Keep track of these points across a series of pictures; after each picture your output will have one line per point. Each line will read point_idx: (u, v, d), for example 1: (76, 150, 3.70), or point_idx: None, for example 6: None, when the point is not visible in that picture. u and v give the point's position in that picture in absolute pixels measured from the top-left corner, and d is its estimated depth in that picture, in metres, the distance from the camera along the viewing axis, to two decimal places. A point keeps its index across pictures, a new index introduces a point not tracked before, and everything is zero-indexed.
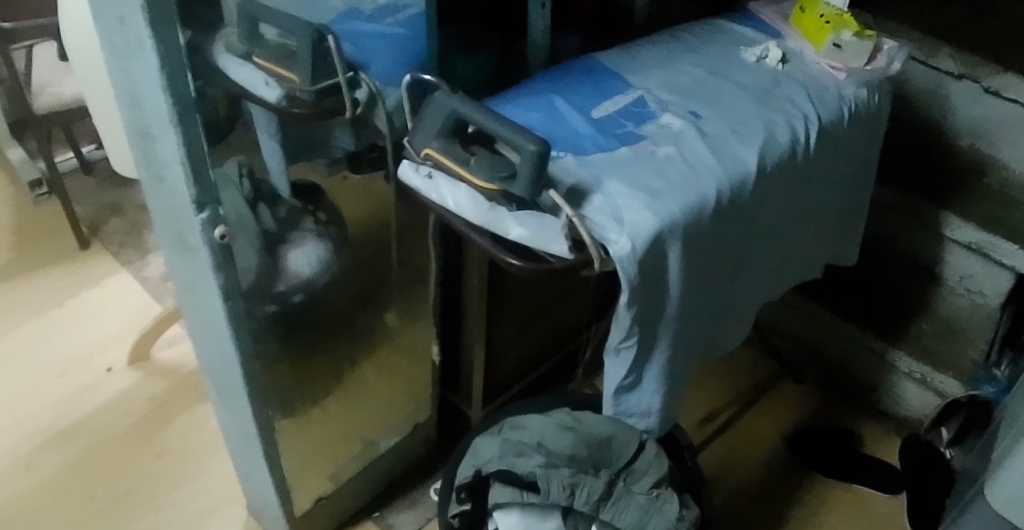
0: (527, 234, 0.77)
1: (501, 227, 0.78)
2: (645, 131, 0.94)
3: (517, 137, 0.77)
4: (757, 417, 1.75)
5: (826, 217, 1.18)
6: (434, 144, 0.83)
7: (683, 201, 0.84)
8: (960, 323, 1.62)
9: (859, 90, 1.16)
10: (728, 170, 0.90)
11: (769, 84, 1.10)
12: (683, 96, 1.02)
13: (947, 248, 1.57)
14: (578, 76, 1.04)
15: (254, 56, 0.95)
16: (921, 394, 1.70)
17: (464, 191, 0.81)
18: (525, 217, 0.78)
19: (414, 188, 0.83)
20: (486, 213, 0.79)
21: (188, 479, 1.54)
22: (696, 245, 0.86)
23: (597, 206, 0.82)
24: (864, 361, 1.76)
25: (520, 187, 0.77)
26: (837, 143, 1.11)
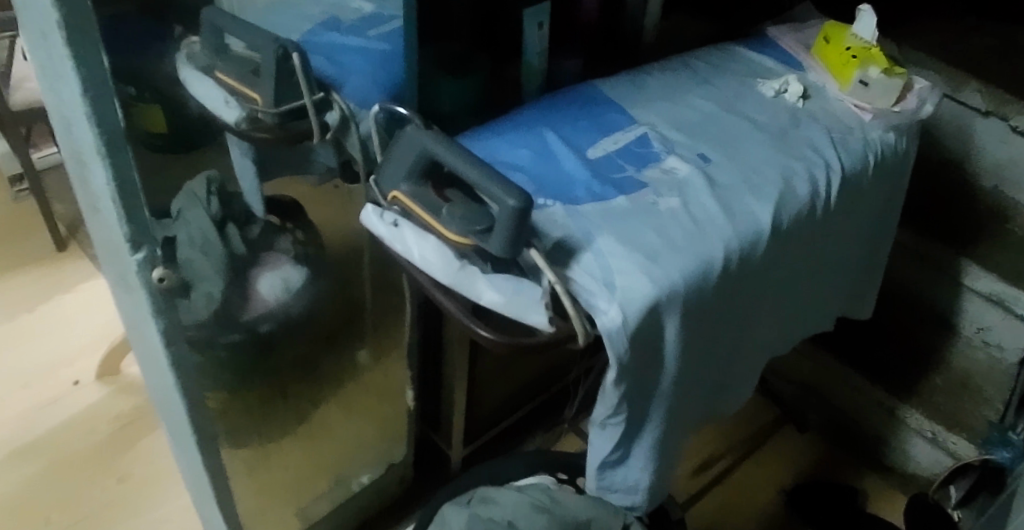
0: (501, 301, 0.66)
1: (472, 291, 0.68)
2: (646, 176, 0.83)
3: (496, 188, 0.67)
4: (755, 468, 1.65)
5: (845, 270, 1.07)
6: (403, 186, 0.72)
7: (685, 265, 0.74)
8: (976, 380, 1.51)
9: (885, 134, 1.05)
10: (739, 228, 0.79)
11: (789, 124, 0.99)
12: (692, 136, 0.91)
13: (966, 298, 1.46)
14: (575, 107, 0.93)
15: (215, 71, 0.87)
16: (931, 454, 1.58)
17: (433, 245, 0.70)
18: (500, 280, 0.67)
19: (377, 235, 0.72)
20: (455, 273, 0.68)
21: (152, 508, 1.40)
22: (698, 315, 0.76)
23: (585, 268, 0.71)
24: (872, 414, 1.65)
25: (497, 245, 0.66)
26: (860, 193, 1.00)
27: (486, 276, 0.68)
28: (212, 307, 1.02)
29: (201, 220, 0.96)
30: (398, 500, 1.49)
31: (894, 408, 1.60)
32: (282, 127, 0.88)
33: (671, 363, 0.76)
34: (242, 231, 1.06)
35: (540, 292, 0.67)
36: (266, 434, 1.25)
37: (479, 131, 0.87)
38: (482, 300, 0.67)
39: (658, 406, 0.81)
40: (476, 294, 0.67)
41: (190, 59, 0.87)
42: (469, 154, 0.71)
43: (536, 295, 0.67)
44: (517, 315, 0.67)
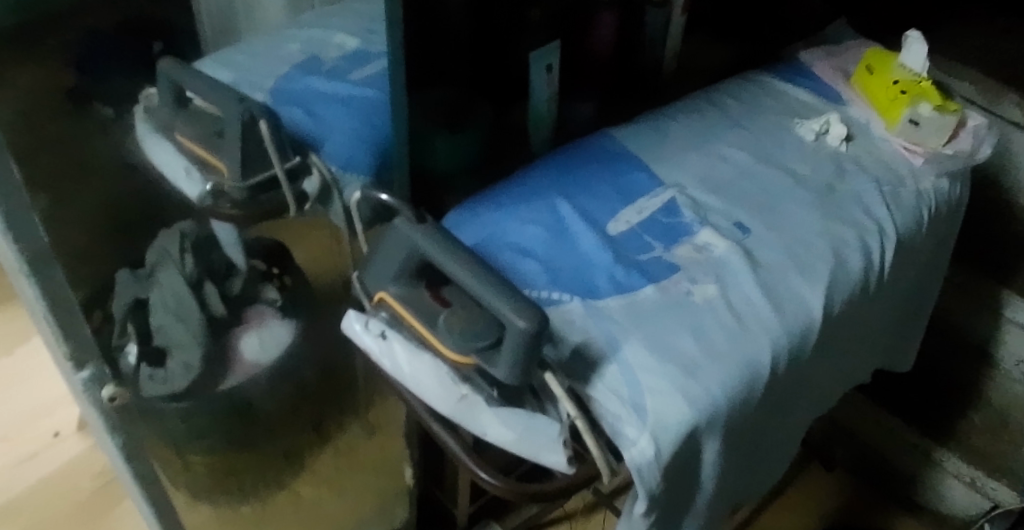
0: (511, 439, 0.55)
1: (475, 424, 0.56)
2: (676, 256, 0.72)
3: (504, 303, 0.55)
4: (782, 512, 1.41)
5: (893, 328, 0.95)
6: (391, 289, 0.61)
7: (728, 376, 0.63)
8: (1017, 416, 1.27)
9: (939, 181, 0.93)
10: (788, 321, 0.68)
11: (833, 175, 0.87)
12: (726, 198, 0.80)
13: (1006, 327, 1.22)
14: (591, 165, 0.81)
15: (176, 131, 0.76)
16: (969, 496, 1.35)
17: (427, 364, 0.58)
18: (509, 412, 0.56)
19: (363, 347, 0.61)
20: (456, 405, 0.57)
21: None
22: (741, 431, 0.65)
23: (606, 385, 0.60)
24: (902, 454, 1.41)
25: (502, 371, 0.55)
26: (913, 254, 0.88)
27: (492, 406, 0.56)
28: (191, 376, 0.91)
29: (175, 282, 0.84)
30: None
31: (929, 450, 1.36)
32: (248, 202, 0.79)
33: (706, 486, 0.65)
34: (221, 287, 0.91)
35: (558, 430, 0.55)
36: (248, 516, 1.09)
37: (478, 200, 0.76)
38: (486, 436, 0.56)
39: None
40: (480, 430, 0.56)
41: (148, 114, 0.78)
42: (470, 253, 0.59)
43: (553, 433, 0.55)
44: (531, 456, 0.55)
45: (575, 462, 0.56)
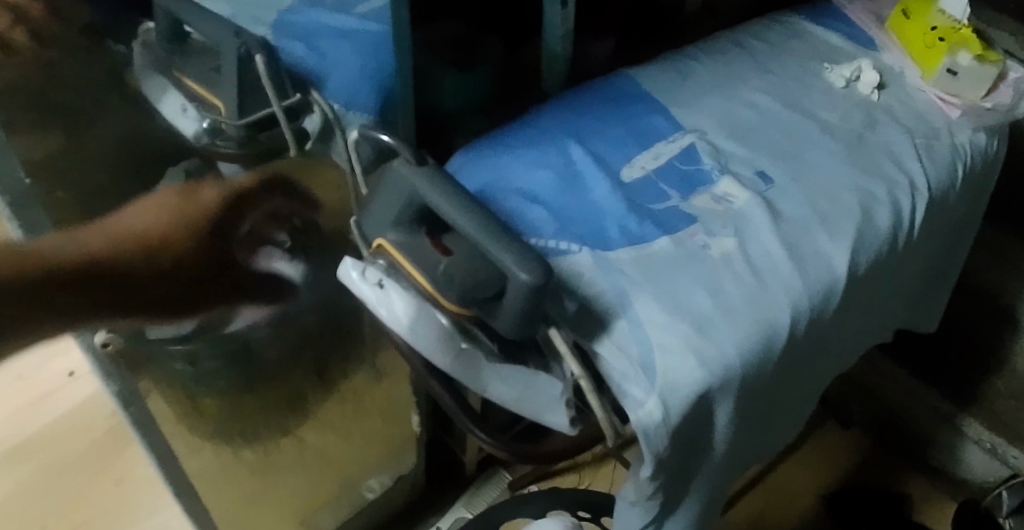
0: (512, 398, 0.53)
1: (475, 381, 0.54)
2: (694, 206, 0.68)
3: (509, 255, 0.51)
4: (796, 470, 1.39)
5: (918, 284, 0.91)
6: (387, 235, 0.57)
7: (744, 336, 0.59)
8: None
9: (974, 135, 0.88)
10: (809, 280, 0.65)
11: (863, 125, 0.82)
12: (748, 147, 0.75)
13: None
14: (606, 107, 0.76)
15: (178, 73, 0.67)
16: (986, 462, 1.31)
17: (425, 315, 0.55)
18: (510, 369, 0.54)
19: (360, 296, 0.57)
20: (454, 361, 0.54)
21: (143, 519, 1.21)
22: (754, 394, 0.62)
23: (613, 342, 0.57)
24: (919, 416, 1.37)
25: (505, 327, 0.53)
26: (943, 212, 0.84)
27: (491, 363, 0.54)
28: None
29: None
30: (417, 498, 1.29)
31: (955, 419, 1.32)
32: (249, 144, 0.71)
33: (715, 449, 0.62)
34: None
35: (561, 389, 0.53)
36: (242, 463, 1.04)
37: (485, 143, 0.72)
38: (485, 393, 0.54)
39: (700, 497, 0.66)
40: (479, 387, 0.54)
41: None
42: (473, 200, 0.55)
43: (555, 393, 0.53)
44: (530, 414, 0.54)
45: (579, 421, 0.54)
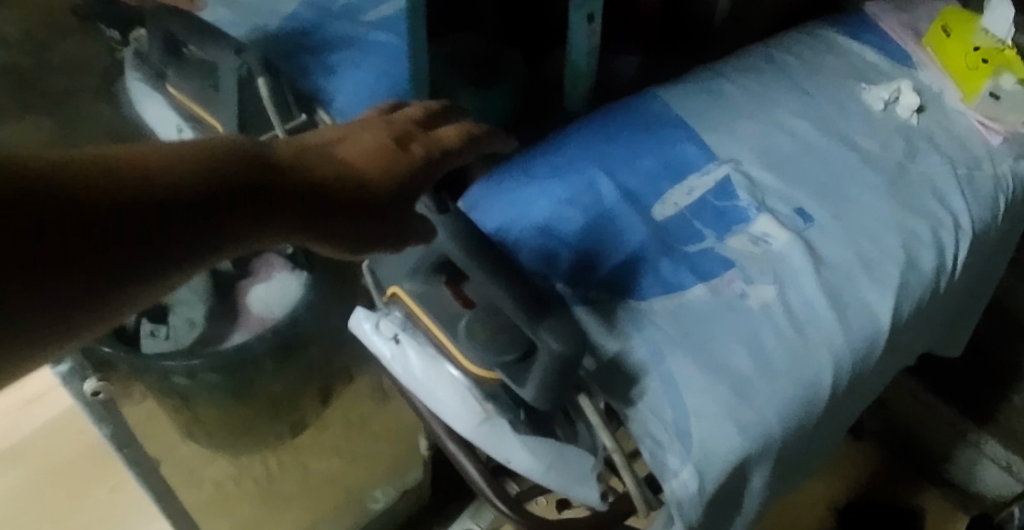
0: (539, 471, 0.49)
1: (498, 451, 0.50)
2: (730, 248, 0.64)
3: (537, 321, 0.47)
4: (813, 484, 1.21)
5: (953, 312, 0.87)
6: (404, 285, 0.53)
7: (785, 398, 0.56)
8: None
9: (1017, 163, 0.83)
10: (853, 332, 0.61)
11: (902, 154, 0.77)
12: (787, 178, 0.70)
13: None
14: (636, 131, 0.71)
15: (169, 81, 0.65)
16: (1001, 477, 1.15)
17: (446, 378, 0.51)
18: (540, 442, 0.50)
19: (373, 348, 0.54)
20: (479, 430, 0.50)
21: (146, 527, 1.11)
22: (791, 456, 0.59)
23: (647, 402, 0.54)
24: (936, 427, 1.19)
25: (532, 395, 0.48)
26: (984, 246, 0.80)
27: (517, 435, 0.50)
28: (196, 333, 0.78)
29: None
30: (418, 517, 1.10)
31: (965, 432, 1.16)
32: None
33: (748, 515, 0.58)
34: None
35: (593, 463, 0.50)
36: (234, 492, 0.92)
37: (507, 171, 0.67)
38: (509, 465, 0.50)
39: None
40: (503, 458, 0.50)
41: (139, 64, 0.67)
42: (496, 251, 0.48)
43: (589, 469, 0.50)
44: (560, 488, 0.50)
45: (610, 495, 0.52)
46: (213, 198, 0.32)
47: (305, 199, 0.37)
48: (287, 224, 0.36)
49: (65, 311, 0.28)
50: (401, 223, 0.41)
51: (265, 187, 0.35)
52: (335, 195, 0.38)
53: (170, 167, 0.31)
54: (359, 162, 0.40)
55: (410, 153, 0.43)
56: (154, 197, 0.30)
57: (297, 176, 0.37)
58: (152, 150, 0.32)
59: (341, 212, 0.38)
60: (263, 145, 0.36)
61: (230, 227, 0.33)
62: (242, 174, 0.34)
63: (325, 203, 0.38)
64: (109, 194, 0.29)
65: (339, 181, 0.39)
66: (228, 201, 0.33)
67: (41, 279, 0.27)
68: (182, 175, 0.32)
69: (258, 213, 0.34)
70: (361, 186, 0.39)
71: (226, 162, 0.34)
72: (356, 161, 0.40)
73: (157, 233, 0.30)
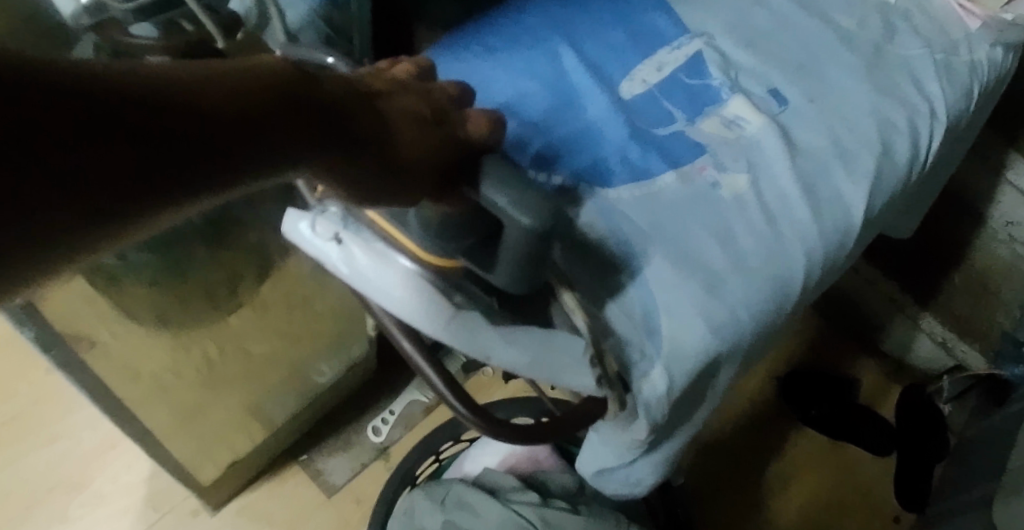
0: (526, 362, 0.50)
1: (475, 347, 0.49)
2: (701, 132, 0.59)
3: (494, 179, 0.40)
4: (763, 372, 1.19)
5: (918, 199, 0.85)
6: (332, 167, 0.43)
7: (755, 293, 0.55)
8: (997, 280, 1.06)
9: (992, 48, 0.78)
10: (827, 225, 0.58)
11: (881, 33, 0.70)
12: (759, 55, 0.65)
13: (1000, 190, 0.99)
14: (601, 5, 0.64)
15: None
16: (931, 354, 1.18)
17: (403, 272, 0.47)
18: (516, 331, 0.49)
19: (314, 251, 0.50)
20: (446, 328, 0.48)
21: (73, 411, 1.02)
22: (756, 348, 0.57)
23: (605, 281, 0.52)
24: (877, 307, 1.20)
25: (499, 280, 0.44)
26: (953, 135, 0.77)
27: (488, 330, 0.48)
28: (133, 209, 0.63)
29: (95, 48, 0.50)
30: (362, 392, 1.07)
31: (904, 307, 1.17)
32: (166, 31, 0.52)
33: (711, 407, 0.57)
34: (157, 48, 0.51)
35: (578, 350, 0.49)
36: (171, 384, 0.81)
37: (462, 45, 0.61)
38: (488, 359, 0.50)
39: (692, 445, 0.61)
40: (481, 356, 0.49)
41: None
42: (435, 127, 0.42)
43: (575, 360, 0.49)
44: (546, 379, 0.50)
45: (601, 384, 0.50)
46: (261, 114, 0.32)
47: (343, 130, 0.37)
48: (320, 147, 0.36)
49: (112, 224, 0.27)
50: (424, 177, 0.41)
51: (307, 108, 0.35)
52: (361, 129, 0.38)
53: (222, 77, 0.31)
54: (384, 109, 0.40)
55: (445, 126, 0.43)
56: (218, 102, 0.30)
57: (330, 104, 0.37)
58: (211, 70, 0.31)
59: (364, 149, 0.38)
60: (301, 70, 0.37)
61: (278, 144, 0.33)
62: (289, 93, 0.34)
63: (353, 136, 0.38)
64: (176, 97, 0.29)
65: (367, 123, 0.39)
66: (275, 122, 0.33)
67: (95, 185, 0.26)
68: (234, 86, 0.32)
69: (299, 131, 0.34)
70: (385, 131, 0.39)
71: (273, 80, 0.34)
72: (382, 109, 0.40)
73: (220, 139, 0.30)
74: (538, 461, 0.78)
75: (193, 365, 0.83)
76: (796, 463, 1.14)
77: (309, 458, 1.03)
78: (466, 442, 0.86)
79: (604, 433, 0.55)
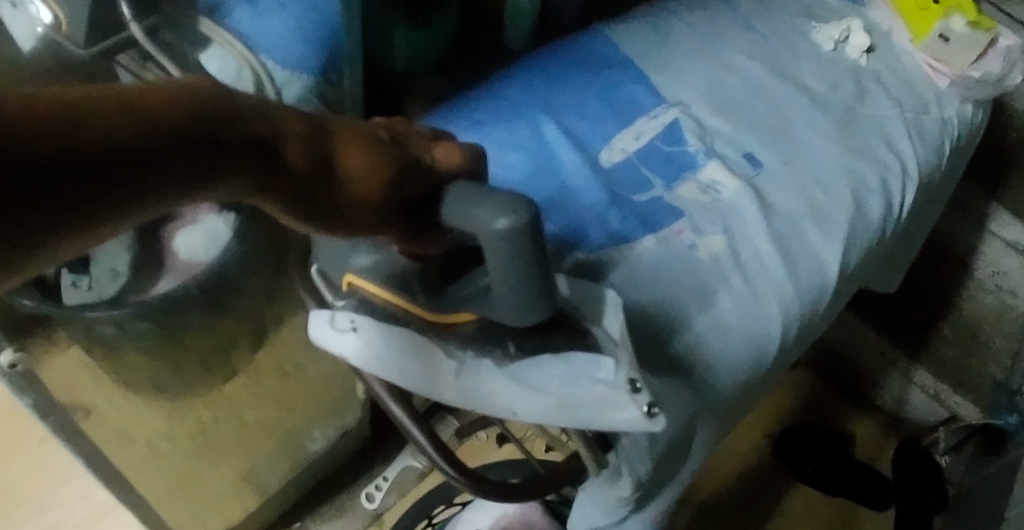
0: (554, 406, 0.45)
1: (497, 404, 0.45)
2: (677, 198, 0.62)
3: (455, 208, 0.36)
4: (756, 425, 1.20)
5: (897, 256, 0.87)
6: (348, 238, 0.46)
7: (731, 354, 0.56)
8: (985, 329, 1.08)
9: (962, 107, 0.81)
10: (801, 286, 0.60)
11: (853, 96, 0.73)
12: (734, 121, 0.67)
13: (983, 241, 1.02)
14: (580, 77, 0.67)
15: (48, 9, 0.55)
16: (923, 407, 1.19)
17: (392, 335, 0.44)
18: (537, 362, 0.45)
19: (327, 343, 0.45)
20: (460, 388, 0.45)
21: (68, 478, 1.03)
22: (736, 407, 0.59)
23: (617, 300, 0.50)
24: (868, 359, 1.22)
25: (508, 312, 0.41)
26: (928, 193, 0.79)
27: (502, 369, 0.45)
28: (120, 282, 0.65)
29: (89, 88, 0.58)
30: (356, 457, 1.08)
31: (895, 361, 1.19)
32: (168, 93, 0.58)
33: (693, 466, 0.59)
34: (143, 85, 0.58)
35: (607, 364, 0.45)
36: (165, 451, 0.82)
37: (447, 119, 0.64)
38: (513, 416, 0.46)
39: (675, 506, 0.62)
40: (504, 409, 0.46)
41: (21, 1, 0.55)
42: (399, 146, 0.37)
43: (609, 374, 0.44)
44: (582, 423, 0.45)
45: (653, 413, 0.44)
46: (203, 141, 0.27)
47: (303, 151, 0.32)
48: (274, 176, 0.31)
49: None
50: (377, 214, 0.35)
51: (215, 153, 0.27)
52: (290, 171, 0.31)
53: (105, 117, 0.24)
54: (330, 137, 0.33)
55: (404, 147, 0.37)
56: (94, 160, 0.23)
57: (290, 126, 0.31)
58: (137, 88, 0.25)
59: (293, 192, 0.32)
60: (221, 90, 0.29)
61: (193, 185, 0.27)
62: (199, 135, 0.27)
63: (282, 179, 0.31)
64: (57, 138, 0.22)
65: (302, 160, 0.31)
66: (218, 151, 0.28)
67: None
68: (122, 130, 0.24)
69: (235, 169, 0.29)
70: (324, 168, 0.33)
71: (208, 103, 0.28)
72: (327, 135, 0.33)
73: (124, 192, 0.25)
74: (528, 523, 0.78)
75: (187, 431, 0.84)
76: (790, 518, 1.14)
77: (302, 524, 1.03)
78: (459, 505, 0.86)
79: (590, 496, 0.55)
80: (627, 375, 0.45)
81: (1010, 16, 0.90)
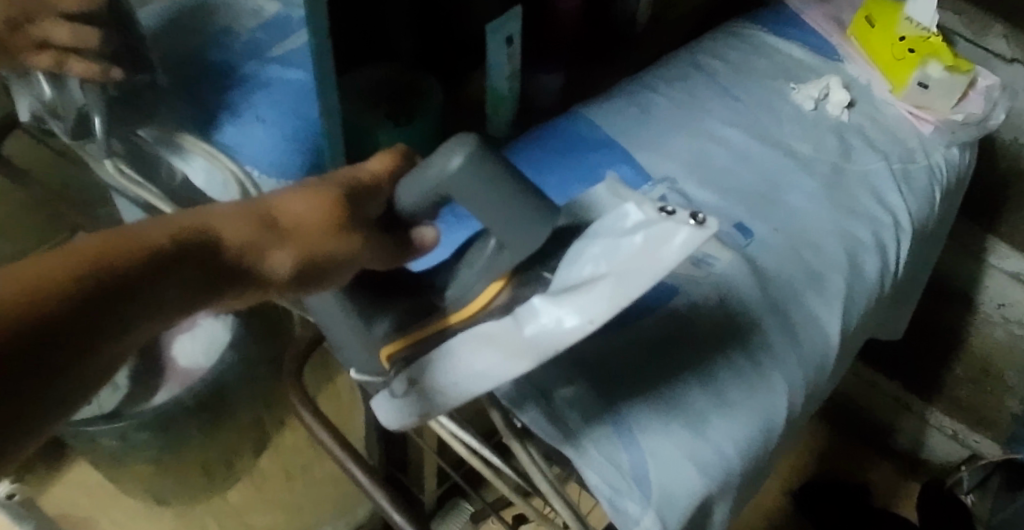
0: (614, 278, 0.42)
1: (572, 327, 0.43)
2: (671, 272, 0.61)
3: (413, 190, 0.43)
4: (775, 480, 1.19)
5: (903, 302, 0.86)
6: (341, 302, 0.50)
7: (743, 435, 0.56)
8: (998, 363, 1.06)
9: (949, 150, 0.80)
10: (805, 357, 0.60)
11: (838, 153, 0.73)
12: (720, 193, 0.67)
13: (985, 276, 1.01)
14: (565, 164, 0.68)
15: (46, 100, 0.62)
16: (943, 445, 1.18)
17: (445, 349, 0.47)
18: (579, 254, 0.44)
19: (407, 412, 0.50)
20: (527, 335, 0.44)
21: None
22: (750, 480, 0.58)
23: (615, 186, 0.49)
24: (882, 402, 1.21)
25: (535, 232, 0.43)
26: (925, 240, 0.79)
27: (554, 291, 0.44)
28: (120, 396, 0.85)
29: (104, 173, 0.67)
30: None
31: (910, 404, 1.18)
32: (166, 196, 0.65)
33: None
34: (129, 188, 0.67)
35: (632, 211, 0.44)
36: None
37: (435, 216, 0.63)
38: (595, 322, 0.42)
39: None
40: (580, 322, 0.42)
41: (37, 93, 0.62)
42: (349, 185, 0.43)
43: (638, 218, 0.43)
44: (653, 275, 0.41)
45: (698, 217, 0.42)
46: (173, 248, 0.36)
47: (269, 226, 0.40)
48: (256, 248, 0.39)
49: (89, 373, 0.34)
50: (344, 242, 0.42)
51: (163, 264, 0.35)
52: (231, 249, 0.38)
53: (94, 258, 0.33)
54: (261, 208, 0.40)
55: (347, 174, 0.44)
56: (92, 287, 0.33)
57: (249, 211, 0.40)
58: (115, 233, 0.35)
59: (249, 264, 0.39)
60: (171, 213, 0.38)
61: (184, 274, 0.36)
62: (141, 258, 0.35)
63: (226, 259, 0.38)
64: (67, 281, 0.32)
65: (247, 231, 0.39)
66: (189, 250, 0.37)
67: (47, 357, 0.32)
68: (109, 261, 0.34)
69: (212, 257, 0.38)
70: (268, 233, 0.39)
71: (170, 225, 0.37)
72: (263, 207, 0.40)
73: (135, 296, 0.34)
74: None
75: None
76: None
77: None
78: None
79: None
80: (655, 208, 0.43)
81: (987, 50, 0.88)
